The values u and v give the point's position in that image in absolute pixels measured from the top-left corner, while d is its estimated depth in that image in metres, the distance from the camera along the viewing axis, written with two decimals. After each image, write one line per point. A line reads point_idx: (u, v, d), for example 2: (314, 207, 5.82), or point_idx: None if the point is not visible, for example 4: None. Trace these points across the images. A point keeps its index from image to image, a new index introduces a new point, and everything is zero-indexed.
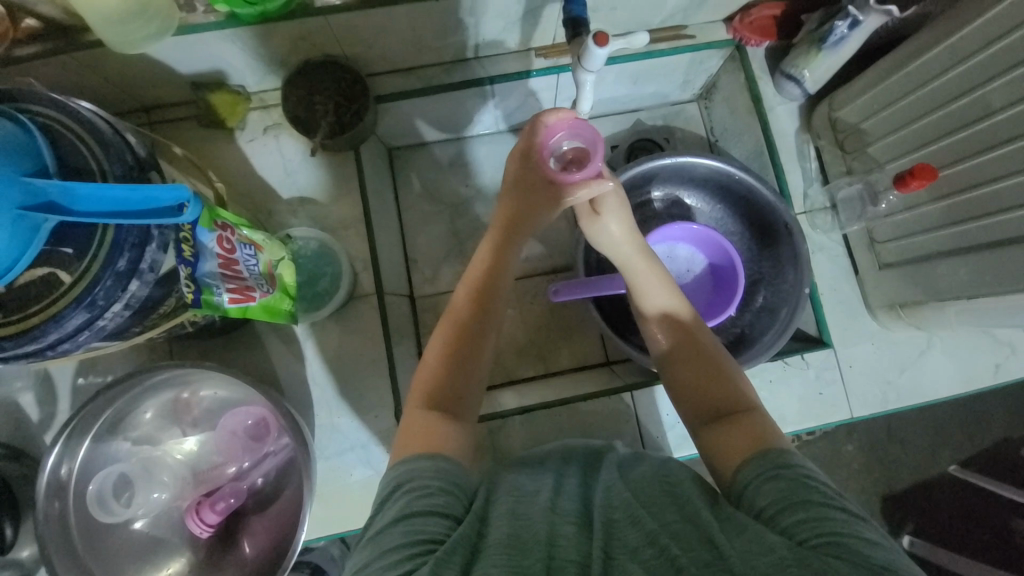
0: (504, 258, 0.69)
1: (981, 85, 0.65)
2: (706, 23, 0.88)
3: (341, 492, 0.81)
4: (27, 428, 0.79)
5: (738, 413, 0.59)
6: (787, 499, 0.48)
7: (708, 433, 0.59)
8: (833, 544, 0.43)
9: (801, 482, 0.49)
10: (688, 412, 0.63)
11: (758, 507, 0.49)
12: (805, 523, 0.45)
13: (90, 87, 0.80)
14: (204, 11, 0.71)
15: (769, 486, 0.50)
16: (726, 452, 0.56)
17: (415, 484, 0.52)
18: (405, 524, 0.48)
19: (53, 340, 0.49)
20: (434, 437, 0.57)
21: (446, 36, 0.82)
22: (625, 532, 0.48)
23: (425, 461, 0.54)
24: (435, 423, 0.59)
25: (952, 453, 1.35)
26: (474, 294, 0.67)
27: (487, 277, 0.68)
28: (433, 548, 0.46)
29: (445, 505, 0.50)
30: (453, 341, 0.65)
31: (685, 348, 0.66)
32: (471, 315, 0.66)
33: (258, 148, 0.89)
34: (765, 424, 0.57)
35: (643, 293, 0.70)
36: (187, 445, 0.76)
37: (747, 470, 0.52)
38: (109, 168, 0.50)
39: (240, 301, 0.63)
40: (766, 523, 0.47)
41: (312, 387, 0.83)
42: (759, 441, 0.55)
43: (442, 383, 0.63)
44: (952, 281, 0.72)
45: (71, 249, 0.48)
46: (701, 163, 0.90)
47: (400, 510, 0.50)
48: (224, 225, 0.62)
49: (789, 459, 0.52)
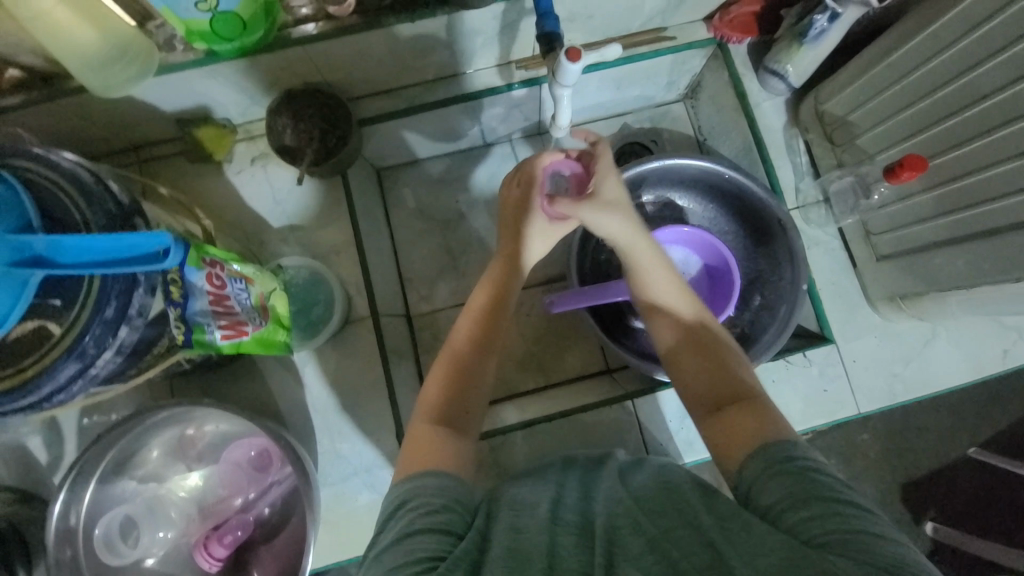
0: (501, 294, 0.68)
1: (966, 72, 0.64)
2: (685, 23, 0.88)
3: (348, 517, 0.81)
4: (37, 470, 0.80)
5: (740, 401, 0.59)
6: (792, 496, 0.47)
7: (711, 424, 0.59)
8: (840, 541, 0.43)
9: (805, 476, 0.48)
10: (689, 400, 0.63)
11: (763, 509, 0.48)
12: (811, 520, 0.45)
13: (78, 131, 0.81)
14: (182, 50, 0.72)
15: (774, 483, 0.49)
16: (732, 441, 0.56)
17: (419, 501, 0.52)
18: (408, 542, 0.48)
19: (46, 393, 0.49)
20: (440, 455, 0.58)
21: (425, 56, 0.82)
22: (626, 539, 0.48)
23: (432, 478, 0.54)
24: (441, 438, 0.59)
25: (969, 435, 1.32)
26: (478, 319, 0.67)
27: (491, 307, 0.67)
28: (435, 566, 0.46)
29: (448, 522, 0.51)
30: (456, 377, 0.64)
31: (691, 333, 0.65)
32: (470, 346, 0.65)
33: (246, 179, 0.89)
34: (772, 414, 0.56)
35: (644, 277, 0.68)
36: (192, 481, 0.76)
37: (751, 466, 0.52)
38: (91, 220, 0.50)
39: (232, 337, 0.64)
40: (772, 523, 0.47)
41: (312, 414, 0.83)
42: (764, 429, 0.55)
43: (448, 404, 0.63)
44: (951, 270, 0.71)
45: (59, 300, 0.49)
46: (690, 165, 0.89)
47: (404, 527, 0.50)
48: (213, 261, 0.62)
49: (792, 452, 0.51)
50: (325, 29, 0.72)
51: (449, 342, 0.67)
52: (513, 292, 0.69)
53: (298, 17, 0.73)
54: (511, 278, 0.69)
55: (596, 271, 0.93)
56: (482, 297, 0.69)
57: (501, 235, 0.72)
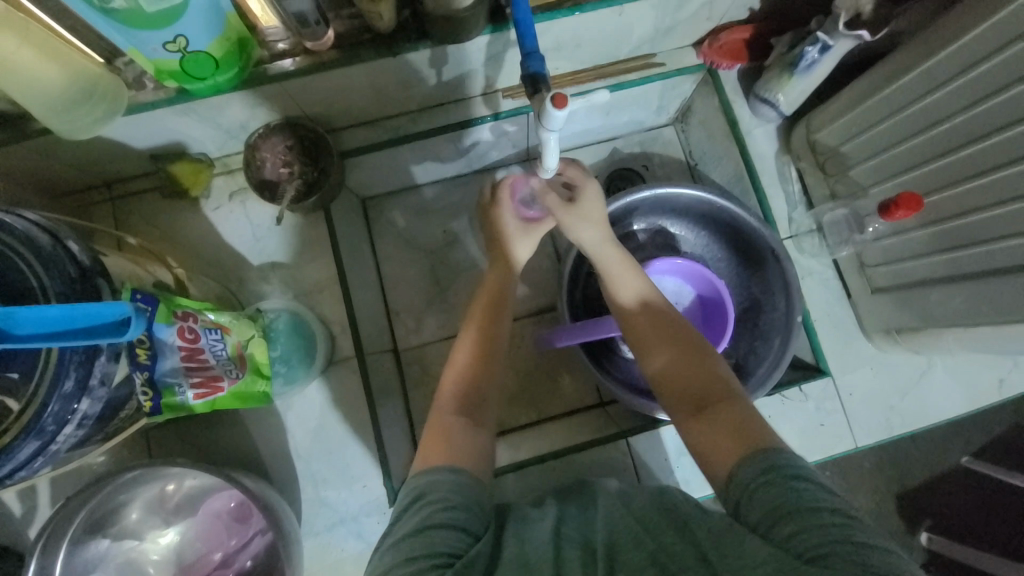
0: (503, 291, 0.72)
1: (962, 111, 0.63)
2: (675, 49, 0.86)
3: (334, 568, 0.78)
4: (6, 528, 0.76)
5: (720, 404, 0.57)
6: (778, 509, 0.45)
7: (692, 428, 0.57)
8: (833, 554, 0.40)
9: (791, 484, 0.46)
10: (668, 402, 0.61)
11: (751, 522, 0.46)
12: (798, 534, 0.43)
13: (46, 171, 0.77)
14: (153, 88, 0.69)
15: (760, 494, 0.47)
16: (714, 446, 0.54)
17: (435, 496, 0.51)
18: (425, 535, 0.47)
19: (5, 472, 0.46)
20: (455, 449, 0.57)
21: (409, 88, 0.80)
22: (627, 555, 0.47)
23: (448, 473, 0.53)
24: (460, 428, 0.59)
25: (962, 444, 1.24)
26: (481, 328, 0.68)
27: (495, 303, 0.71)
28: (451, 563, 0.46)
29: (466, 520, 0.50)
30: (474, 364, 0.65)
31: (664, 329, 0.64)
32: (482, 341, 0.67)
33: (224, 216, 0.87)
34: (747, 413, 0.55)
35: (616, 277, 0.69)
36: (166, 538, 0.73)
37: (737, 478, 0.49)
38: (49, 285, 0.47)
39: (207, 395, 0.61)
40: (762, 537, 0.44)
41: (296, 461, 0.80)
42: (744, 432, 0.53)
43: (470, 388, 0.64)
44: (948, 307, 0.69)
45: (17, 373, 0.46)
46: (682, 194, 0.87)
47: (420, 520, 0.49)
48: (186, 313, 0.59)
49: (776, 458, 0.49)
50: (304, 65, 0.69)
51: (452, 354, 0.67)
52: (511, 296, 0.73)
53: (274, 52, 0.70)
54: (507, 280, 0.73)
55: (588, 303, 0.90)
56: (481, 307, 0.71)
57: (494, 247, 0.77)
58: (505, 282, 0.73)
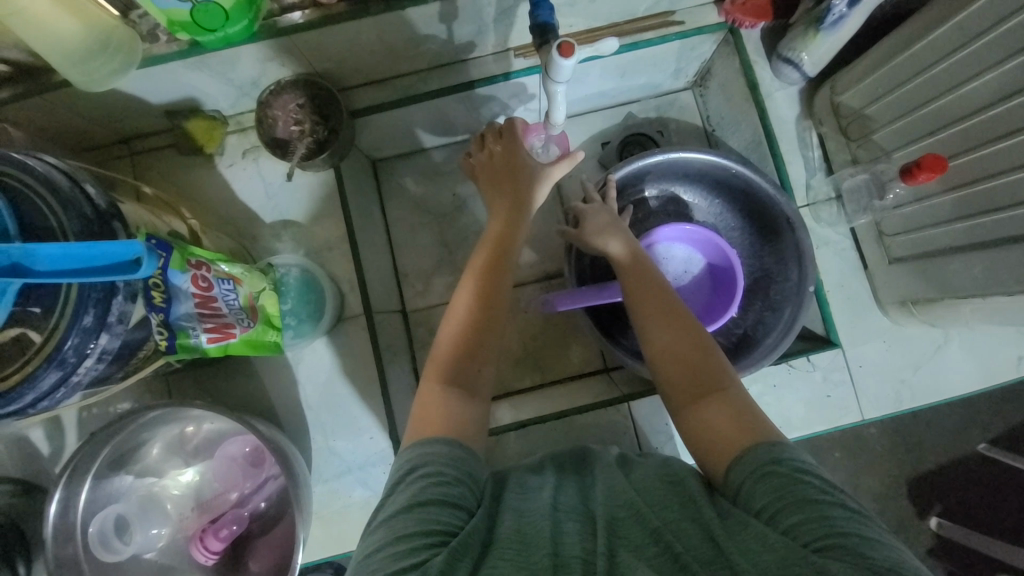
0: (504, 243, 0.68)
1: (992, 68, 0.60)
2: (696, 5, 0.82)
3: (342, 514, 0.82)
4: (39, 462, 0.81)
5: (720, 394, 0.57)
6: (785, 498, 0.45)
7: (692, 414, 0.57)
8: (835, 546, 0.41)
9: (795, 478, 0.47)
10: (667, 386, 0.60)
11: (754, 509, 0.47)
12: (804, 524, 0.43)
13: (67, 123, 0.79)
14: (166, 41, 0.69)
15: (763, 484, 0.47)
16: (712, 435, 0.54)
17: (429, 469, 0.52)
18: (418, 512, 0.48)
19: (30, 400, 0.49)
20: (450, 416, 0.57)
21: (418, 45, 0.78)
22: (628, 530, 0.47)
23: (441, 445, 0.54)
24: (456, 392, 0.60)
25: (981, 431, 1.21)
26: (478, 286, 0.65)
27: (495, 257, 0.67)
28: (445, 541, 0.47)
29: (458, 495, 0.51)
30: (475, 313, 0.64)
31: (670, 313, 0.64)
32: (479, 295, 0.65)
33: (238, 173, 0.88)
34: (748, 405, 0.55)
35: (635, 264, 0.70)
36: (186, 476, 0.77)
37: (740, 467, 0.50)
38: (67, 225, 0.49)
39: (219, 340, 0.64)
40: (766, 524, 0.45)
41: (307, 411, 0.83)
42: (743, 424, 0.53)
43: (467, 344, 0.62)
44: (964, 277, 0.67)
45: (38, 308, 0.48)
46: (696, 158, 0.85)
47: (414, 495, 0.50)
48: (199, 262, 0.62)
49: (783, 453, 0.49)
50: (312, 18, 0.68)
51: (448, 314, 0.65)
52: (515, 247, 0.68)
53: (284, 5, 0.69)
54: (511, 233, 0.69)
55: (595, 269, 0.90)
56: (482, 265, 0.67)
57: (495, 192, 0.72)
58: (511, 230, 0.69)
